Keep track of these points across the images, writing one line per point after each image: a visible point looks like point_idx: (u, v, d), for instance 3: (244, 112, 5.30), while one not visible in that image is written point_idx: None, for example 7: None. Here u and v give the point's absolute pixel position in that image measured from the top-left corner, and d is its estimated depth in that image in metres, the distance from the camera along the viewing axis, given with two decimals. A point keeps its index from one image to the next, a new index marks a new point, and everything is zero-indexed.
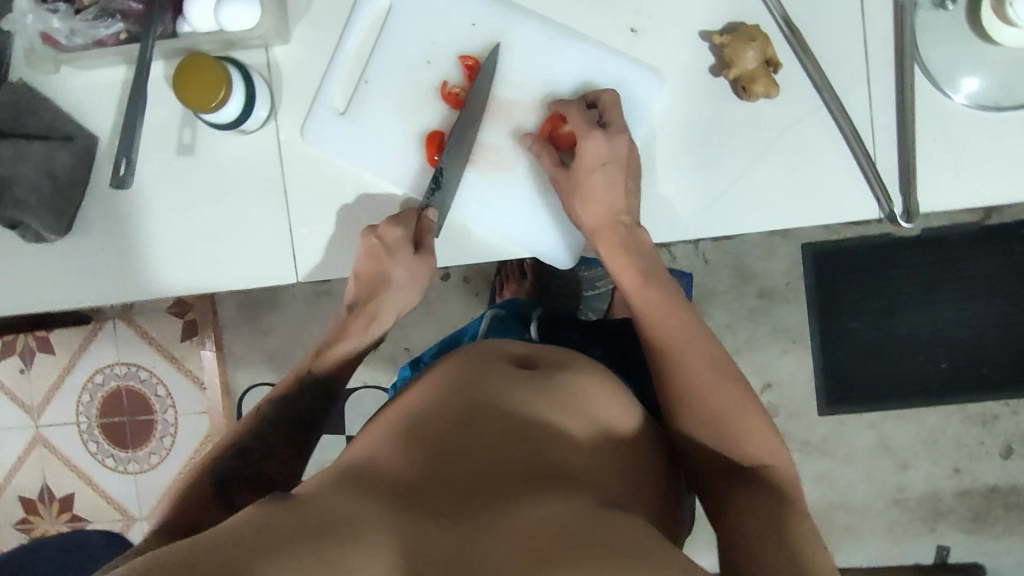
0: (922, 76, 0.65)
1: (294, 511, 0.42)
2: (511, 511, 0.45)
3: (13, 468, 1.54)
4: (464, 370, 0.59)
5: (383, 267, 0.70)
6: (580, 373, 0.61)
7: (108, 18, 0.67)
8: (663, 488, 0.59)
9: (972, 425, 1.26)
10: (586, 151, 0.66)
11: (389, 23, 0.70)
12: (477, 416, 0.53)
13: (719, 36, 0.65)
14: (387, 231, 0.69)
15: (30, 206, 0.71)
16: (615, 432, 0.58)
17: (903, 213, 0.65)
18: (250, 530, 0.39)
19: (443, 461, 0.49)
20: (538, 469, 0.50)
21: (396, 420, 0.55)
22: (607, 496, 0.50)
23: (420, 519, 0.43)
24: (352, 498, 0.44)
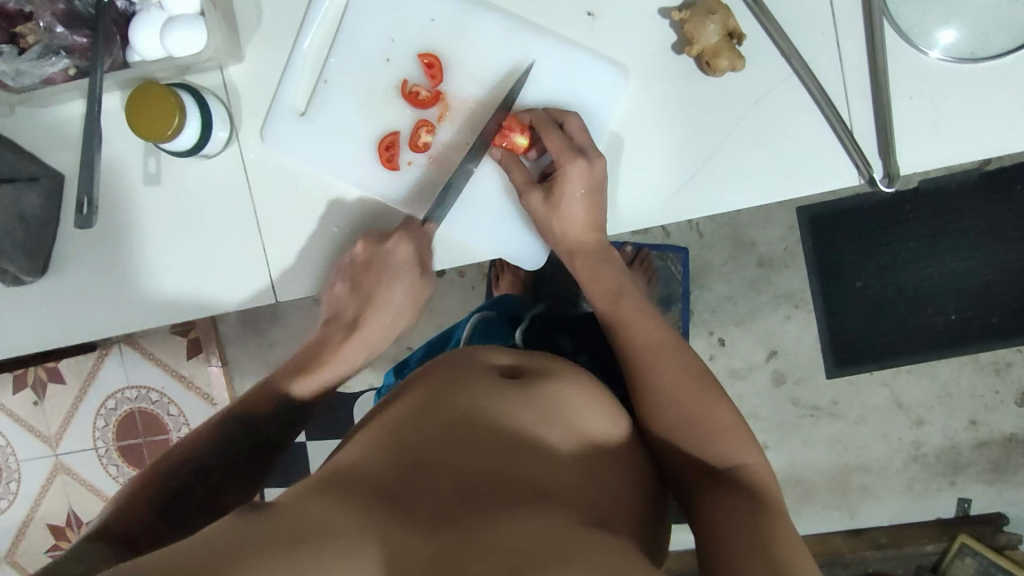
0: (893, 33, 0.62)
1: (273, 520, 0.40)
2: (494, 522, 0.44)
3: (38, 497, 1.56)
4: (447, 381, 0.58)
5: (381, 285, 0.73)
6: (565, 378, 0.61)
7: (52, 55, 0.66)
8: (644, 494, 0.58)
9: (985, 376, 1.24)
10: (567, 179, 0.65)
11: (344, 24, 0.68)
12: (459, 426, 0.53)
13: (678, 13, 0.63)
14: (394, 245, 0.70)
15: (5, 250, 0.69)
16: (598, 440, 0.57)
17: (885, 177, 0.63)
18: (227, 538, 0.38)
19: (425, 474, 0.48)
20: (521, 481, 0.49)
21: (378, 432, 0.54)
22: (587, 511, 0.49)
23: (402, 532, 0.42)
24: (331, 508, 0.43)
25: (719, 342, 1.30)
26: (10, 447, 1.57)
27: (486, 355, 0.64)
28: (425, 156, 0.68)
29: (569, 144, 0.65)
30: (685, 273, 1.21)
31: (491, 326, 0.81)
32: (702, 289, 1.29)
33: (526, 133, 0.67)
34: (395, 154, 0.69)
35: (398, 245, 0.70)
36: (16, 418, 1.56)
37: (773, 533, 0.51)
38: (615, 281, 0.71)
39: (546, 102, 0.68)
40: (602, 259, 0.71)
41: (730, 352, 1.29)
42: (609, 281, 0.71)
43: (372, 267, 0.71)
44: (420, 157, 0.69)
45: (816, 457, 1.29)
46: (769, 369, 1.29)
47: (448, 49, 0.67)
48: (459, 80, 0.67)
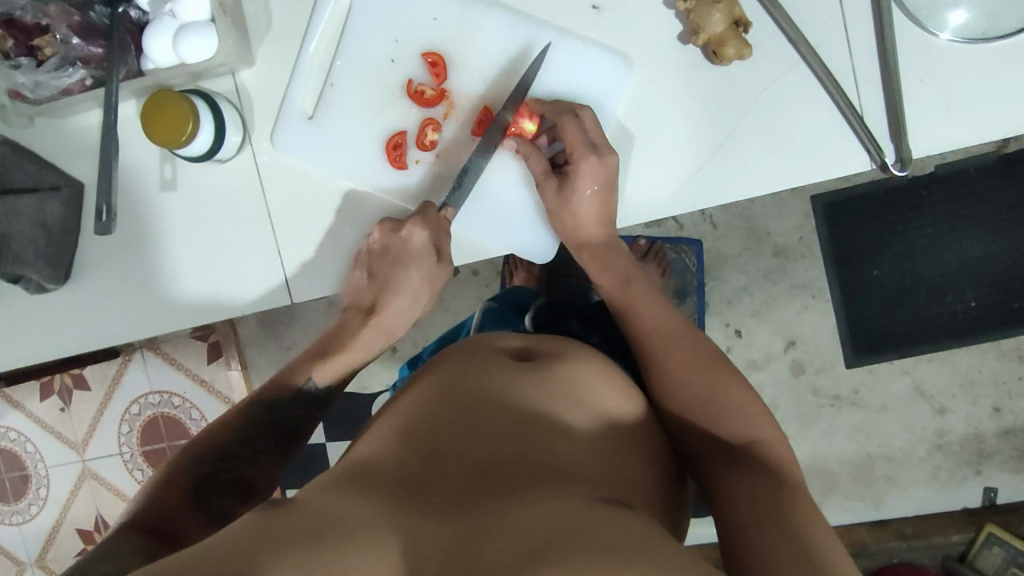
0: (901, 15, 0.62)
1: (295, 515, 0.41)
2: (512, 505, 0.44)
3: (66, 503, 1.60)
4: (462, 369, 0.59)
5: (399, 269, 0.69)
6: (579, 362, 0.61)
7: (69, 66, 0.67)
8: (662, 472, 0.58)
9: (1008, 362, 1.22)
10: (578, 174, 0.66)
11: (350, 25, 0.69)
12: (476, 412, 0.53)
13: (684, 3, 0.63)
14: (409, 232, 0.67)
15: (27, 258, 0.70)
16: (615, 419, 0.57)
17: (897, 162, 0.62)
18: (250, 535, 0.39)
19: (443, 461, 0.49)
20: (538, 463, 0.49)
21: (396, 422, 0.55)
22: (608, 489, 0.49)
23: (421, 518, 0.43)
24: (351, 499, 0.44)
25: (736, 334, 1.29)
26: (38, 453, 1.60)
27: (499, 342, 0.65)
28: (432, 154, 0.69)
29: (583, 138, 0.65)
30: (700, 264, 1.20)
31: (503, 314, 0.82)
32: (718, 281, 1.28)
33: (535, 118, 0.68)
34: (403, 154, 0.69)
35: (413, 231, 0.67)
36: (43, 425, 1.60)
37: (789, 506, 0.51)
38: (624, 268, 0.71)
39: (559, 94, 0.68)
40: (611, 251, 0.71)
41: (747, 343, 1.29)
42: (619, 269, 0.71)
43: (390, 251, 0.68)
44: (428, 156, 0.69)
45: (837, 448, 1.28)
46: (787, 360, 1.28)
47: (452, 47, 0.68)
48: (463, 76, 0.68)
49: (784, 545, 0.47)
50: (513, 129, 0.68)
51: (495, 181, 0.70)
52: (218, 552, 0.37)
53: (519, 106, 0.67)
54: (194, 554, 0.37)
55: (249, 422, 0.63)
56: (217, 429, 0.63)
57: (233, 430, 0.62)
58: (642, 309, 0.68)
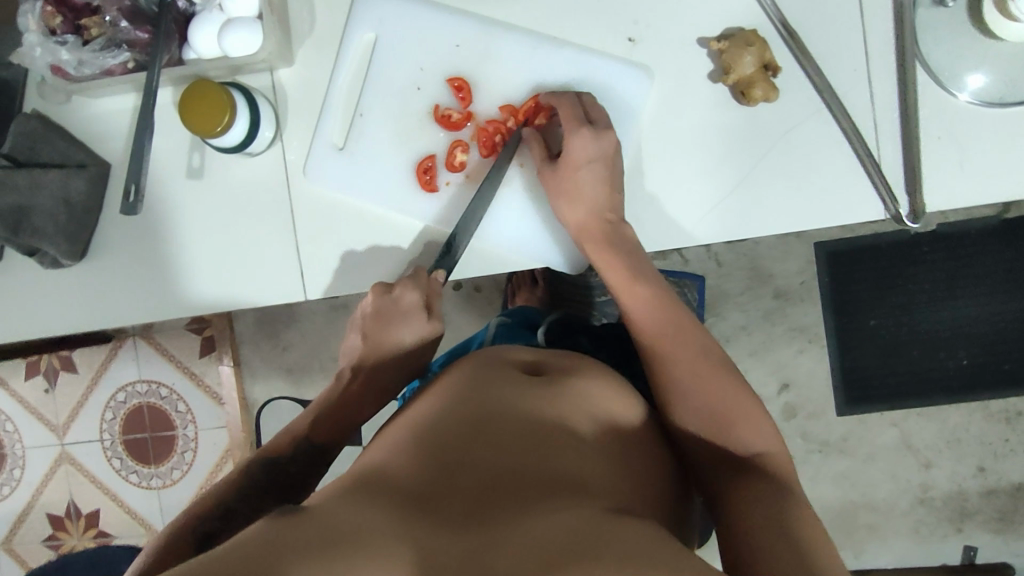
0: (925, 75, 0.64)
1: (307, 523, 0.41)
2: (524, 519, 0.44)
3: (40, 486, 1.58)
4: (472, 378, 0.60)
5: (388, 332, 0.66)
6: (587, 376, 0.62)
7: (115, 48, 0.68)
8: (669, 482, 0.58)
9: (995, 422, 1.24)
10: (572, 150, 0.66)
11: (379, 48, 0.70)
12: (486, 419, 0.54)
13: (716, 43, 0.65)
14: (399, 292, 0.66)
15: (46, 233, 0.73)
16: (623, 431, 0.58)
17: (910, 214, 0.64)
18: (262, 541, 0.39)
19: (453, 469, 0.49)
20: (549, 478, 0.49)
21: (407, 429, 0.56)
22: (615, 498, 0.50)
23: (432, 528, 0.43)
24: (362, 507, 0.44)
25: None
26: (17, 433, 1.58)
27: (510, 354, 0.65)
28: (462, 175, 0.70)
29: (578, 114, 0.66)
30: (700, 300, 1.21)
31: (514, 329, 0.84)
32: (718, 318, 1.30)
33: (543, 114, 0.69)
34: (428, 175, 0.71)
35: (404, 291, 0.67)
36: (24, 404, 1.58)
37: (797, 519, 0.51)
38: (631, 260, 0.66)
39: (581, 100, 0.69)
40: (615, 241, 0.67)
41: None
42: (621, 262, 0.66)
43: (380, 316, 0.66)
44: (457, 176, 0.71)
45: (822, 493, 1.29)
46: (779, 402, 1.29)
47: (475, 72, 0.69)
48: (489, 100, 0.69)
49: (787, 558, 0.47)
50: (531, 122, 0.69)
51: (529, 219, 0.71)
52: (229, 559, 0.37)
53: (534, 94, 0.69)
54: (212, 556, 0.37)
55: (259, 469, 0.62)
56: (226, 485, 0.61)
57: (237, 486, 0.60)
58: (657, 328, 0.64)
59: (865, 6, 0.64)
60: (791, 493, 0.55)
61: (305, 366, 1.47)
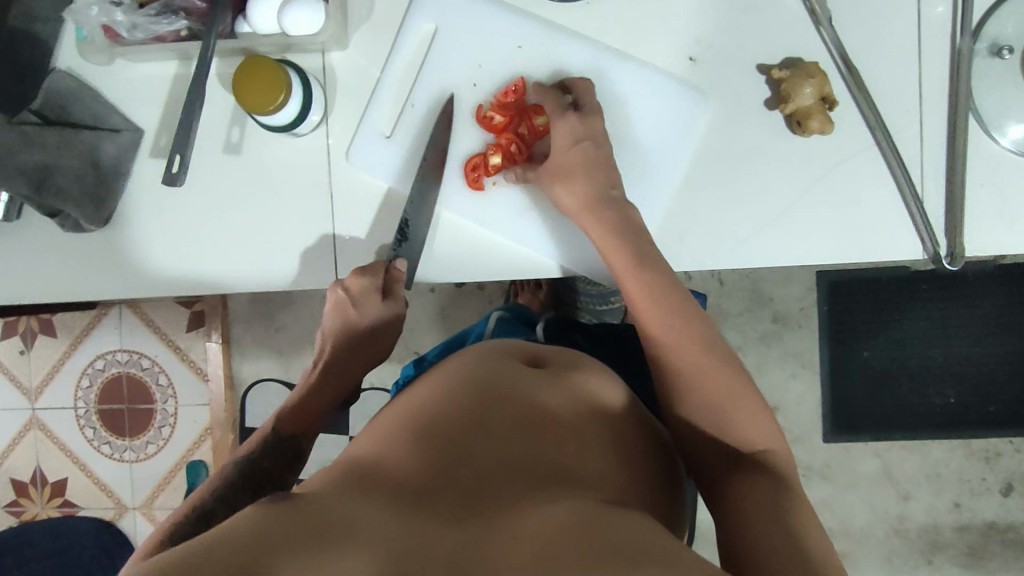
0: (974, 122, 0.65)
1: (300, 517, 0.42)
2: (516, 513, 0.44)
3: (6, 450, 1.53)
4: (471, 367, 0.60)
5: (351, 319, 0.66)
6: (587, 372, 0.62)
7: (170, 14, 0.66)
8: (671, 476, 0.59)
9: (974, 460, 1.28)
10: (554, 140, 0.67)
11: (438, 41, 0.70)
12: (482, 409, 0.54)
13: (777, 71, 0.65)
14: (354, 281, 0.66)
15: (71, 194, 0.70)
16: (622, 424, 0.58)
17: (948, 256, 0.65)
18: (256, 536, 0.40)
19: (449, 460, 0.49)
20: (544, 473, 0.49)
21: (405, 414, 0.56)
22: (611, 488, 0.50)
23: (426, 519, 0.43)
24: (356, 500, 0.44)
25: None
26: None
27: (513, 347, 0.66)
28: (509, 177, 0.70)
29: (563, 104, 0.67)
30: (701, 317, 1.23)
31: (512, 324, 0.85)
32: None
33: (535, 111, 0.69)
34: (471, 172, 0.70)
35: (354, 280, 0.66)
36: None
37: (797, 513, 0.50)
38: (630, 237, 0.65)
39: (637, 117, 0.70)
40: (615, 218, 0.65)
41: None
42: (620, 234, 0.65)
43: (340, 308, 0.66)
44: (504, 178, 0.70)
45: None
46: None
47: (533, 76, 0.69)
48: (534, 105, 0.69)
49: (784, 545, 0.47)
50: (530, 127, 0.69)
51: (524, 227, 0.71)
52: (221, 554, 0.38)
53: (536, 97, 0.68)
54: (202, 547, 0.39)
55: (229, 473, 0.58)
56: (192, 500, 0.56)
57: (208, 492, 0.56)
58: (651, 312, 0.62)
59: (923, 51, 0.65)
60: (788, 484, 0.54)
61: (296, 350, 1.45)
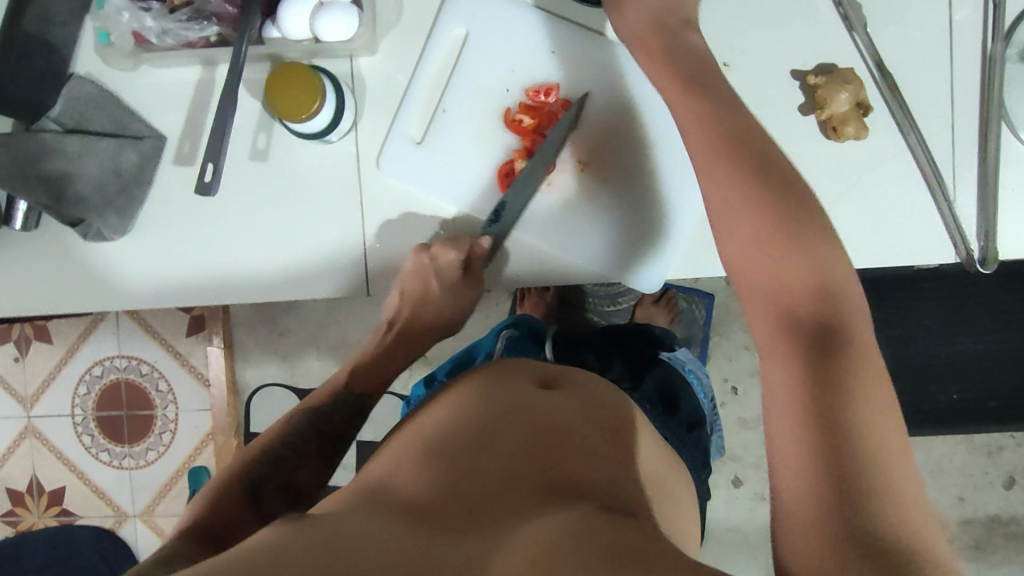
0: (1005, 127, 0.66)
1: (318, 527, 0.43)
2: (523, 523, 0.45)
3: (2, 458, 1.50)
4: (483, 388, 0.61)
5: (427, 287, 0.70)
6: (594, 391, 0.63)
7: (202, 20, 0.65)
8: (681, 504, 0.59)
9: (976, 454, 1.32)
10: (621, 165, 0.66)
11: (469, 46, 0.69)
12: (492, 428, 0.55)
13: (813, 77, 0.66)
14: (439, 253, 0.68)
15: (94, 203, 0.70)
16: (631, 441, 0.58)
17: (982, 258, 0.66)
18: (275, 540, 0.41)
19: (461, 476, 0.50)
20: (550, 486, 0.50)
21: (420, 435, 0.57)
22: (620, 502, 0.50)
23: (436, 530, 0.44)
24: (369, 515, 0.46)
25: (732, 390, 1.32)
26: None
27: (527, 366, 0.67)
28: (544, 183, 0.69)
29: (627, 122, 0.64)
30: (706, 318, 1.26)
31: (520, 342, 0.84)
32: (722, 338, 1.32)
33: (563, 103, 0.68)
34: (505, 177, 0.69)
35: (442, 253, 0.68)
36: None
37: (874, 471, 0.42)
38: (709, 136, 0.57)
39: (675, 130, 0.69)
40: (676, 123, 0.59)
41: (740, 402, 1.31)
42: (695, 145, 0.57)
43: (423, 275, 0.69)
44: (539, 184, 0.69)
45: None
46: None
47: (568, 82, 0.68)
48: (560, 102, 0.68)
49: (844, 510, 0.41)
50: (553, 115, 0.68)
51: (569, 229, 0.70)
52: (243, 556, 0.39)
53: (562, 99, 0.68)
54: (220, 554, 0.39)
55: (300, 420, 0.64)
56: (265, 440, 0.63)
57: (282, 436, 0.63)
58: (729, 227, 0.54)
59: (955, 56, 0.66)
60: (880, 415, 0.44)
61: (299, 357, 1.42)
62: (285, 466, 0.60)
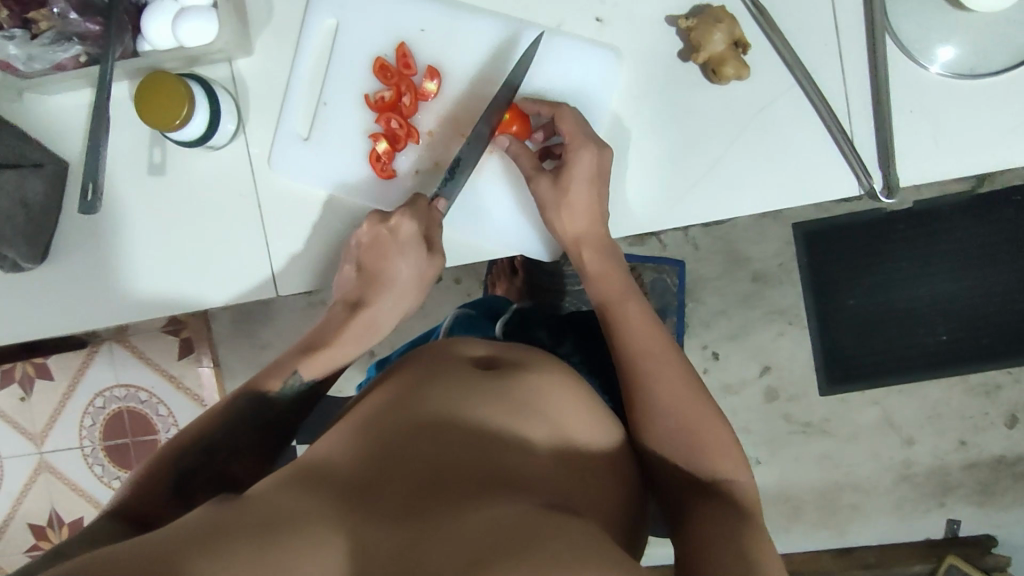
0: (895, 47, 0.63)
1: (244, 512, 0.40)
2: (465, 511, 0.43)
3: (19, 496, 1.53)
4: (430, 363, 0.58)
5: (387, 262, 0.67)
6: (548, 364, 0.60)
7: (66, 41, 0.66)
8: (630, 492, 0.57)
9: (973, 396, 1.25)
10: (575, 166, 0.64)
11: (341, 35, 0.69)
12: (437, 402, 0.52)
13: (684, 21, 0.63)
14: (398, 223, 0.66)
15: (5, 236, 0.69)
16: (577, 428, 0.55)
17: (885, 189, 0.63)
18: (193, 529, 0.38)
19: (399, 455, 0.48)
20: (497, 467, 0.48)
21: (362, 413, 0.54)
22: (563, 498, 0.48)
23: (369, 521, 0.42)
24: (300, 497, 0.43)
25: (714, 356, 1.30)
26: None
27: (476, 341, 0.63)
28: (430, 162, 0.69)
29: (579, 130, 0.65)
30: (680, 285, 1.20)
31: (475, 320, 0.83)
32: (697, 304, 1.30)
33: (434, 77, 0.67)
34: (388, 163, 0.68)
35: (403, 222, 0.66)
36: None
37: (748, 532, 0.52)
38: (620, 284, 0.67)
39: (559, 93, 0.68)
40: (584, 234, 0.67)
41: (723, 367, 1.30)
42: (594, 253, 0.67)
43: (379, 245, 0.67)
44: (426, 162, 0.69)
45: (806, 474, 1.29)
46: (761, 385, 1.29)
47: (441, 57, 0.68)
48: (427, 75, 0.67)
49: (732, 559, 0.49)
50: (422, 91, 0.67)
51: (487, 205, 0.70)
52: (157, 545, 0.36)
53: (429, 69, 0.67)
54: (132, 544, 0.37)
55: (242, 407, 0.62)
56: (202, 424, 0.61)
57: (220, 422, 0.61)
58: (651, 357, 0.63)
59: None
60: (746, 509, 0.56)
61: None
62: (219, 455, 0.59)
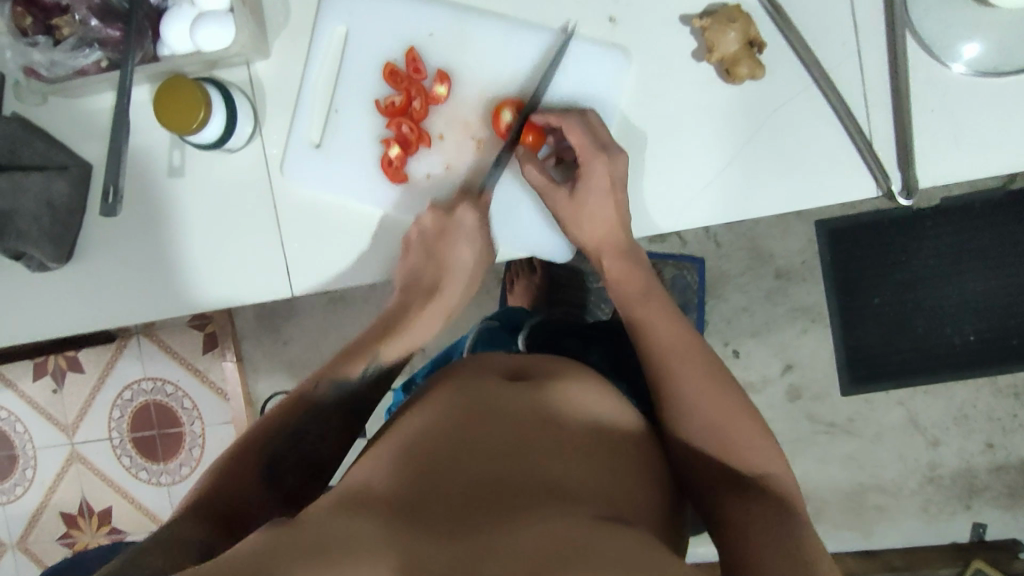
0: (916, 46, 0.62)
1: (296, 534, 0.39)
2: (515, 526, 0.42)
3: (52, 485, 1.58)
4: (458, 382, 0.57)
5: (453, 246, 0.68)
6: (575, 378, 0.59)
7: (86, 47, 0.68)
8: (669, 505, 0.55)
9: (1003, 398, 1.21)
10: (588, 175, 0.64)
11: (352, 39, 0.69)
12: (472, 421, 0.51)
13: (699, 20, 0.63)
14: (462, 214, 0.67)
15: (31, 236, 0.71)
16: (615, 438, 0.55)
17: (903, 190, 0.62)
18: (247, 554, 0.37)
19: (441, 473, 0.46)
20: (540, 484, 0.47)
21: (396, 433, 0.53)
22: (610, 509, 0.47)
23: (423, 536, 0.40)
24: (351, 517, 0.41)
25: (734, 354, 1.28)
26: (27, 433, 1.58)
27: (502, 360, 0.62)
28: (441, 166, 0.69)
29: (591, 139, 0.64)
30: (701, 283, 1.19)
31: (496, 333, 0.82)
32: (718, 301, 1.28)
33: (445, 81, 0.67)
34: (399, 168, 0.69)
35: (465, 214, 0.67)
36: (33, 405, 1.58)
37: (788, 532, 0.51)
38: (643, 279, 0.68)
39: (568, 95, 0.67)
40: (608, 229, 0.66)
41: (745, 365, 1.28)
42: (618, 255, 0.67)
43: (442, 235, 0.67)
44: (436, 166, 0.69)
45: (830, 474, 1.27)
46: (783, 383, 1.27)
47: (449, 62, 0.68)
48: (437, 79, 0.67)
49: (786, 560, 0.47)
50: (434, 95, 0.67)
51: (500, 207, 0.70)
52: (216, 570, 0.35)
53: (439, 71, 0.67)
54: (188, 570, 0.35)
55: (322, 393, 0.61)
56: (284, 410, 0.59)
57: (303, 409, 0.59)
58: (678, 359, 0.62)
59: None
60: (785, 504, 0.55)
61: (307, 359, 1.46)
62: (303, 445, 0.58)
